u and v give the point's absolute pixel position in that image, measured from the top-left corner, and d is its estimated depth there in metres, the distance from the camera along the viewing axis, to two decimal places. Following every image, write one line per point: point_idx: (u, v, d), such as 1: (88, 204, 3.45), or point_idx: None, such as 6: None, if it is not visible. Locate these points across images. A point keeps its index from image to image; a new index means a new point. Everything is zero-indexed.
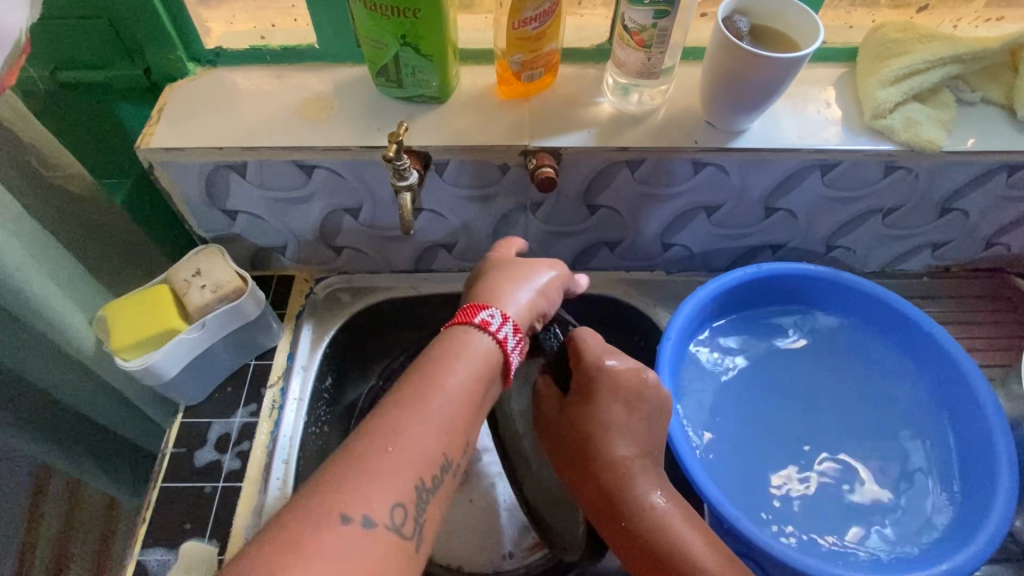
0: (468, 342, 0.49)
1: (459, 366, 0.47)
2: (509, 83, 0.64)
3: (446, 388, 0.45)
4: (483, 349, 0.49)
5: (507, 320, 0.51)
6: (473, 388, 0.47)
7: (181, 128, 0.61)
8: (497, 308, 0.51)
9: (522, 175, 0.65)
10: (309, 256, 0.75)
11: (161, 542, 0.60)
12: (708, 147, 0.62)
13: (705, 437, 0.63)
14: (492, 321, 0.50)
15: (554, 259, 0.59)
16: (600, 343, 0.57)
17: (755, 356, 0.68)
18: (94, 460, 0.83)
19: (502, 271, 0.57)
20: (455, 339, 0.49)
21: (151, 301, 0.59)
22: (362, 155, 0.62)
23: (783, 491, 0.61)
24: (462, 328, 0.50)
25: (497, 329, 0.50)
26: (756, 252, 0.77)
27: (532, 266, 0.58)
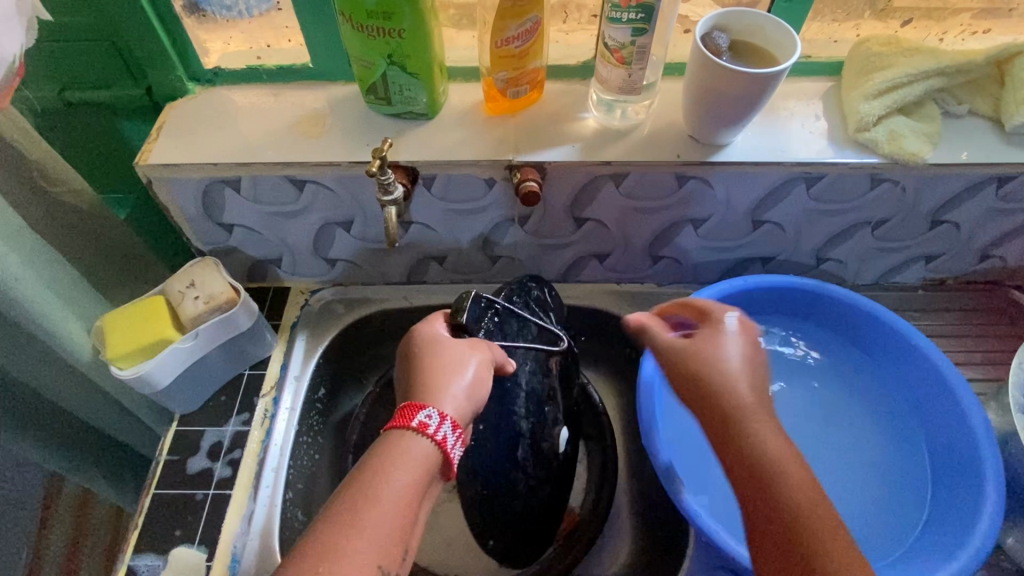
0: (404, 448, 0.48)
1: (395, 475, 0.45)
2: (496, 100, 0.65)
3: (382, 495, 0.44)
4: (423, 453, 0.48)
5: (445, 420, 0.50)
6: (412, 495, 0.45)
7: (179, 145, 0.64)
8: (432, 406, 0.50)
9: (508, 189, 0.66)
10: (303, 268, 0.77)
11: (152, 548, 0.62)
12: (690, 161, 0.63)
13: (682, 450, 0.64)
14: (429, 422, 0.49)
15: (477, 341, 0.58)
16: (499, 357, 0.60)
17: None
18: (92, 468, 0.85)
19: (430, 360, 0.55)
20: (391, 445, 0.48)
21: (148, 312, 0.61)
22: (351, 170, 0.63)
23: None
24: (397, 432, 0.48)
25: (437, 432, 0.49)
26: (746, 265, 0.77)
27: (459, 351, 0.56)
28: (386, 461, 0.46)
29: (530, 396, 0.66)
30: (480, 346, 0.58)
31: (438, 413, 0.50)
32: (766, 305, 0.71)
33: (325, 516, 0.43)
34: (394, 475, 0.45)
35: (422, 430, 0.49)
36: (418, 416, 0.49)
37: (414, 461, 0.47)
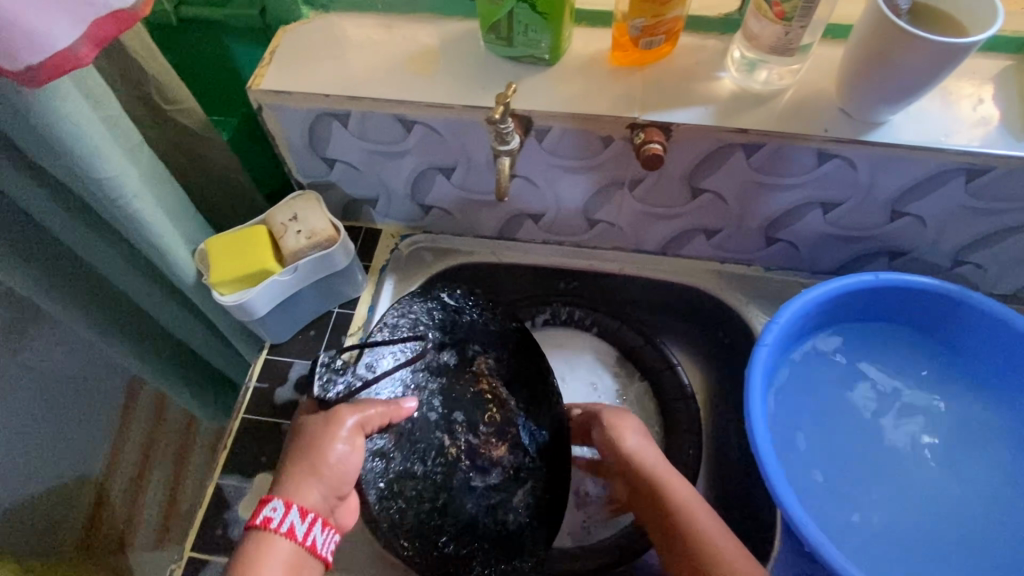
0: (264, 551, 0.49)
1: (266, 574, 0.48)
2: (624, 49, 0.60)
3: None
4: (286, 557, 0.49)
5: (293, 508, 0.51)
6: None
7: (291, 72, 0.62)
8: (279, 499, 0.51)
9: (626, 150, 0.61)
10: (397, 211, 0.75)
11: (239, 470, 0.64)
12: (838, 138, 0.57)
13: (793, 450, 0.59)
14: (275, 516, 0.50)
15: (334, 416, 0.56)
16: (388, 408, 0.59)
17: (857, 372, 0.64)
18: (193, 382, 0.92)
19: (299, 451, 0.55)
20: (251, 551, 0.49)
21: (251, 241, 0.61)
22: (465, 115, 0.60)
23: (860, 510, 0.57)
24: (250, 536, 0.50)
25: (306, 536, 0.50)
26: (869, 258, 0.71)
27: (319, 438, 0.54)
28: (253, 564, 0.48)
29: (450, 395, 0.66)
30: (342, 413, 0.57)
31: (283, 505, 0.51)
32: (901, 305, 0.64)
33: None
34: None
35: (276, 531, 0.50)
36: (264, 511, 0.51)
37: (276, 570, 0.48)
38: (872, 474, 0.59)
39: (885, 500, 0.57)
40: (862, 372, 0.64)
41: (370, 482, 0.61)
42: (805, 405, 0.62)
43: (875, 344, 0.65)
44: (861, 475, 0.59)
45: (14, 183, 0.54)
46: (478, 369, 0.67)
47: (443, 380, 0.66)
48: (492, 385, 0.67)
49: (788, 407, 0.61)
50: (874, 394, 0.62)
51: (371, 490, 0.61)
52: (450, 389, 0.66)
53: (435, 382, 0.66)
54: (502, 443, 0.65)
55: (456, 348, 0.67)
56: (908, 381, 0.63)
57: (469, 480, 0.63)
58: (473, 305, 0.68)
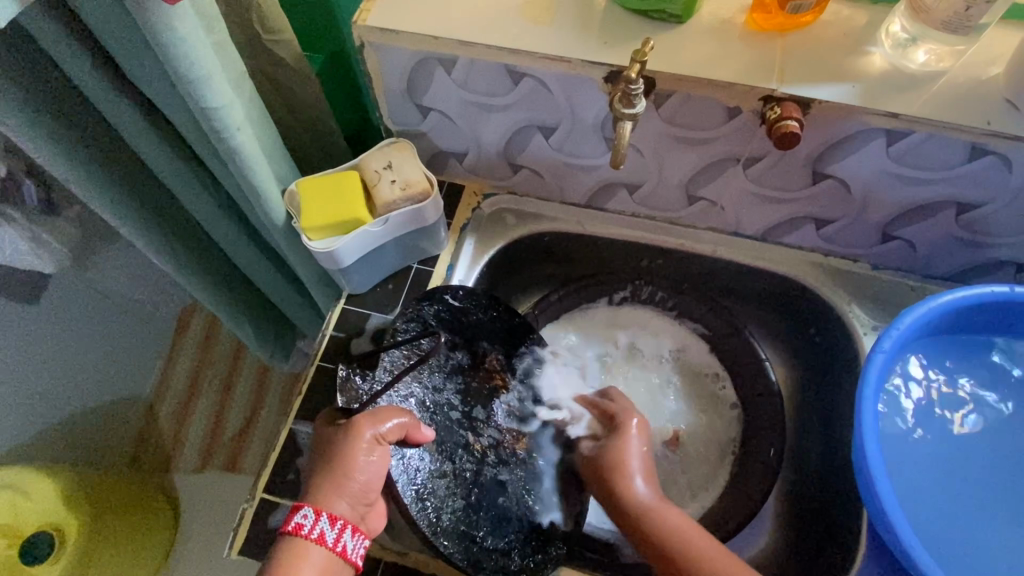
0: (294, 558, 0.48)
1: None
2: (767, 11, 0.54)
3: None
4: (319, 562, 0.48)
5: (321, 515, 0.49)
6: None
7: (399, 9, 0.57)
8: (308, 505, 0.50)
9: (752, 125, 0.56)
10: (485, 168, 0.71)
11: (312, 418, 0.63)
12: (1001, 133, 0.50)
13: (912, 466, 0.55)
14: (305, 523, 0.49)
15: (351, 427, 0.53)
16: (398, 421, 0.55)
17: (987, 391, 0.58)
18: (258, 327, 0.93)
19: (326, 460, 0.53)
20: (283, 556, 0.48)
21: (344, 187, 0.58)
22: (582, 71, 0.55)
23: (959, 520, 0.53)
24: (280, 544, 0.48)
25: (336, 542, 0.49)
26: (996, 268, 0.64)
27: (343, 447, 0.52)
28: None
29: (465, 391, 0.64)
30: (360, 425, 0.53)
31: (315, 511, 0.49)
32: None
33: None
34: None
35: (312, 539, 0.48)
36: (295, 519, 0.49)
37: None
38: (995, 504, 0.54)
39: (986, 516, 0.53)
40: (993, 392, 0.58)
41: (402, 486, 0.57)
42: (935, 421, 0.57)
43: (1013, 363, 0.59)
44: (986, 502, 0.54)
45: (119, 106, 0.52)
46: (491, 366, 0.65)
47: (459, 380, 0.64)
48: (506, 383, 0.65)
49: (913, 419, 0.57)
50: (993, 408, 0.57)
51: (406, 494, 0.57)
52: (467, 390, 0.64)
53: (454, 381, 0.64)
54: (520, 438, 0.64)
55: (467, 345, 0.65)
56: None
57: (496, 477, 0.61)
58: (481, 303, 0.66)
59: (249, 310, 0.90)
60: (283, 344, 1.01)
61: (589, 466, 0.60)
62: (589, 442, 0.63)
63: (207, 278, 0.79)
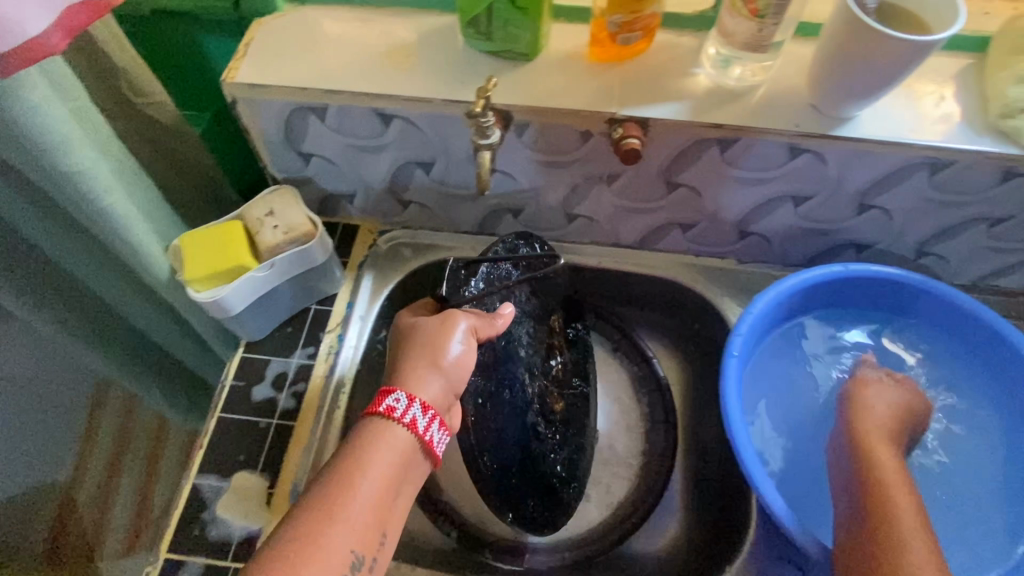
0: (381, 437, 0.49)
1: (380, 453, 0.48)
2: (602, 44, 0.61)
3: (377, 474, 0.47)
4: (399, 442, 0.49)
5: (413, 402, 0.51)
6: (396, 477, 0.48)
7: (266, 65, 0.61)
8: (401, 391, 0.51)
9: (604, 145, 0.62)
10: (376, 207, 0.75)
11: (215, 470, 0.63)
12: (809, 134, 0.58)
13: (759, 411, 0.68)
14: (397, 406, 0.50)
15: (449, 318, 0.57)
16: (485, 321, 0.59)
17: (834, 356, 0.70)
18: (145, 381, 0.86)
19: (411, 349, 0.56)
20: (369, 432, 0.49)
21: (226, 237, 0.60)
22: (444, 109, 0.60)
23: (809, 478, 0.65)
24: (370, 420, 0.50)
25: (426, 431, 0.51)
26: (840, 250, 0.73)
27: (440, 334, 0.56)
28: (371, 445, 0.48)
29: (533, 341, 0.69)
30: (454, 317, 0.57)
31: (408, 397, 0.51)
32: (914, 307, 0.68)
33: (303, 500, 0.45)
34: (376, 455, 0.47)
35: (405, 423, 0.50)
36: (387, 402, 0.51)
37: (393, 452, 0.48)
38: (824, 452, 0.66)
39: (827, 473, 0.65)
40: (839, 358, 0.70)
41: (470, 394, 0.64)
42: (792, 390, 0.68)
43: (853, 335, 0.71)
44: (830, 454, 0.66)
45: None
46: (554, 325, 0.72)
47: (532, 324, 0.69)
48: (564, 345, 0.73)
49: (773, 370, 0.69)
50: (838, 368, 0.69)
51: (470, 403, 0.63)
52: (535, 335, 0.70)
53: (528, 325, 0.69)
54: (559, 398, 0.70)
55: (543, 300, 0.71)
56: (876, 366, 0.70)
57: (536, 425, 0.67)
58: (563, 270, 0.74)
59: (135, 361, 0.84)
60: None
61: (865, 436, 0.60)
62: (874, 390, 0.64)
63: (57, 316, 0.74)
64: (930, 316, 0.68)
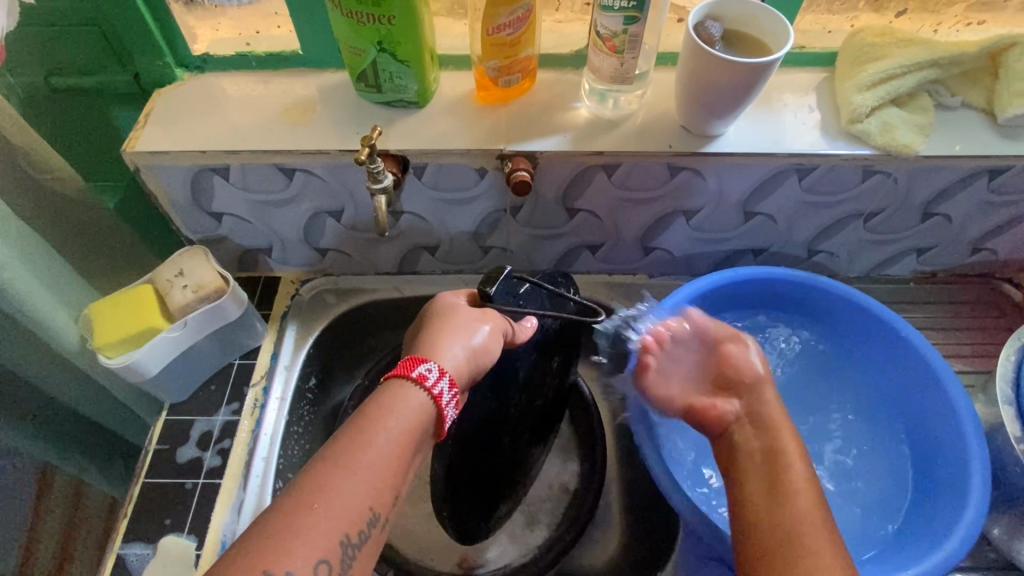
0: (402, 398, 0.48)
1: (394, 418, 0.46)
2: (488, 88, 0.65)
3: (391, 436, 0.45)
4: (418, 406, 0.48)
5: (444, 375, 0.50)
6: (411, 445, 0.46)
7: (166, 132, 0.63)
8: (434, 362, 0.50)
9: (500, 179, 0.66)
10: (295, 259, 0.76)
11: (141, 537, 0.62)
12: (682, 153, 0.63)
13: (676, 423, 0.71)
14: (429, 375, 0.49)
15: (488, 311, 0.59)
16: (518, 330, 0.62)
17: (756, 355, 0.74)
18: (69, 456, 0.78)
19: (442, 326, 0.56)
20: (392, 393, 0.48)
21: (136, 301, 0.61)
22: (342, 159, 0.63)
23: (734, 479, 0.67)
24: (397, 382, 0.49)
25: (447, 406, 0.50)
26: (739, 256, 0.77)
27: (473, 320, 0.57)
28: (388, 407, 0.47)
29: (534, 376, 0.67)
30: (491, 315, 0.59)
31: (438, 369, 0.50)
32: (829, 322, 0.73)
33: (323, 451, 0.44)
34: (393, 419, 0.46)
35: (424, 386, 0.49)
36: (419, 368, 0.50)
37: (409, 415, 0.47)
38: None
39: None
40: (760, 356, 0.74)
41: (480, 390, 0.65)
42: None
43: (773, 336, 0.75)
44: None
45: None
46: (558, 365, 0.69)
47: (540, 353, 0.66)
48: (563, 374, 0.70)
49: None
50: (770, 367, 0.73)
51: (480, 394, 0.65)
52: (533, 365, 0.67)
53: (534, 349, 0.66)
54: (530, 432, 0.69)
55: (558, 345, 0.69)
56: (794, 364, 0.73)
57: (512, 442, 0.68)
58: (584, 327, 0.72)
59: (58, 437, 0.76)
60: (115, 472, 0.85)
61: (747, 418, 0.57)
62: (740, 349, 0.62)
63: None
64: (842, 326, 0.72)
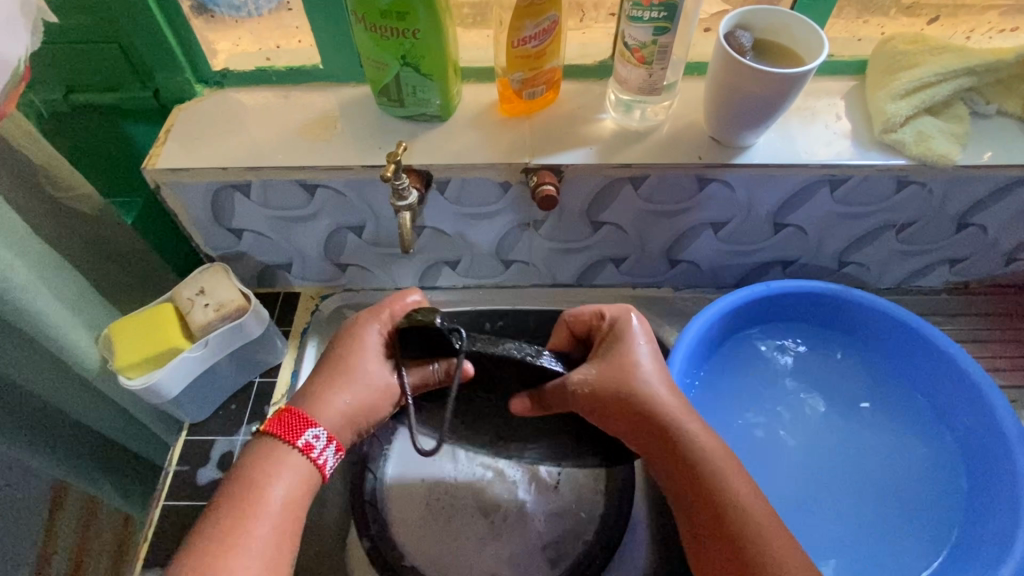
0: (279, 465, 0.48)
1: (277, 485, 0.47)
2: (511, 101, 0.64)
3: (277, 504, 0.46)
4: (301, 471, 0.48)
5: (329, 442, 0.50)
6: (301, 505, 0.47)
7: (186, 149, 0.62)
8: (321, 427, 0.50)
9: (524, 193, 0.65)
10: (314, 274, 0.75)
11: (161, 562, 0.61)
12: (712, 164, 0.61)
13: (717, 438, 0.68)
14: (315, 444, 0.49)
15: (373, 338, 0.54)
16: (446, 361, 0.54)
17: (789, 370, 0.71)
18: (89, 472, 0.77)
19: (331, 362, 0.54)
20: (264, 459, 0.48)
21: (157, 320, 0.60)
22: (364, 174, 0.62)
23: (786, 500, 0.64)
24: (270, 449, 0.48)
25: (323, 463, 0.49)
26: (766, 268, 0.76)
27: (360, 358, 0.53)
28: (266, 476, 0.47)
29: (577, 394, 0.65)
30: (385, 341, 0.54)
31: (323, 435, 0.49)
32: (863, 333, 0.71)
33: (208, 529, 0.44)
34: (274, 489, 0.46)
35: (304, 452, 0.49)
36: (303, 436, 0.49)
37: (291, 482, 0.47)
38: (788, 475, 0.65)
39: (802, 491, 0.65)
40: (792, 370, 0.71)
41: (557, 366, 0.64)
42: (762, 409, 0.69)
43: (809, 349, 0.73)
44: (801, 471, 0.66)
45: None
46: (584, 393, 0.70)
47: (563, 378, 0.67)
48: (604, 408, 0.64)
49: (728, 393, 0.70)
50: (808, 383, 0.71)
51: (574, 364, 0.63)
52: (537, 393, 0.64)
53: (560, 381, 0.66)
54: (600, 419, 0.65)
55: None
56: (835, 378, 0.71)
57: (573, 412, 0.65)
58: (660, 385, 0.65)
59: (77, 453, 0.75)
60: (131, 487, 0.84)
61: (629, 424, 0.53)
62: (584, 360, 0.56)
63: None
64: (878, 340, 0.70)
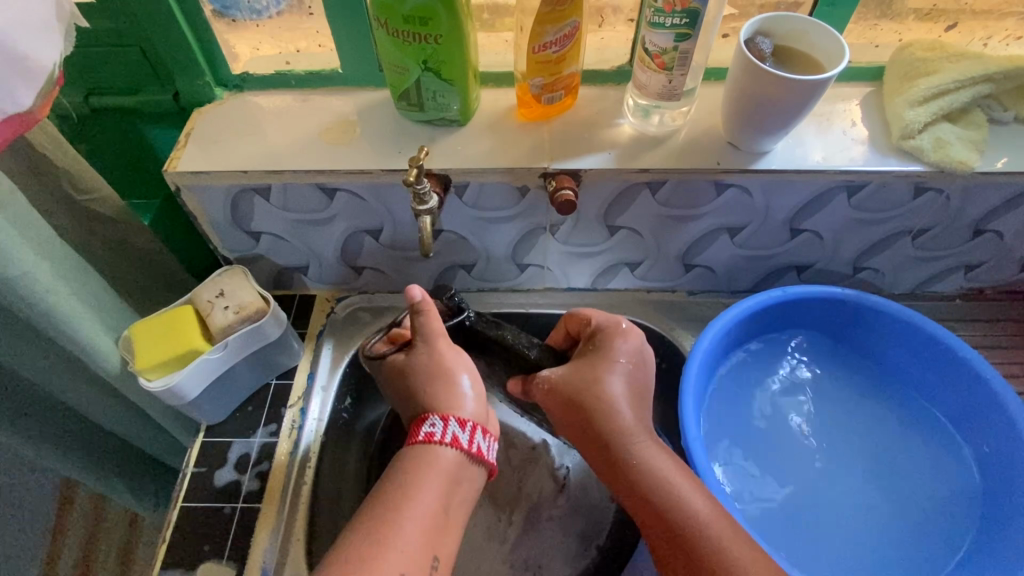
0: (428, 460, 0.51)
1: (428, 479, 0.50)
2: (530, 105, 0.64)
3: (426, 499, 0.49)
4: (448, 461, 0.52)
5: (450, 420, 0.53)
6: (448, 493, 0.50)
7: (207, 152, 0.63)
8: (435, 414, 0.54)
9: (542, 197, 0.65)
10: (330, 277, 0.76)
11: (179, 564, 0.61)
12: (731, 169, 0.61)
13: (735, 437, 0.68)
14: (435, 430, 0.53)
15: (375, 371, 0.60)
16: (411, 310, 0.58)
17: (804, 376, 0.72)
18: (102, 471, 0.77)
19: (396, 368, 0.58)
20: (414, 460, 0.51)
21: (176, 322, 0.60)
22: (383, 178, 0.62)
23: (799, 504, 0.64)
24: (417, 450, 0.52)
25: (469, 443, 0.53)
26: (781, 273, 0.76)
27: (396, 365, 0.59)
28: (415, 471, 0.50)
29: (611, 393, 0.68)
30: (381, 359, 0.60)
31: (443, 418, 0.54)
32: (879, 339, 0.71)
33: (361, 525, 0.47)
34: (423, 482, 0.50)
35: (440, 441, 0.52)
36: (427, 428, 0.53)
37: (439, 471, 0.51)
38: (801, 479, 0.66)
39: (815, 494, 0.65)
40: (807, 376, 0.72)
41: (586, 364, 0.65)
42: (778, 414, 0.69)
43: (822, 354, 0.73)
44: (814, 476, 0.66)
45: None
46: None
47: None
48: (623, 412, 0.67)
49: (738, 395, 0.70)
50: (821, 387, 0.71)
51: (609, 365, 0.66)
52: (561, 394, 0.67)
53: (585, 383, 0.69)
54: None
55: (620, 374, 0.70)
56: (849, 384, 0.71)
57: None
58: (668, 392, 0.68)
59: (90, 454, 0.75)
60: (141, 485, 0.83)
61: (584, 434, 0.56)
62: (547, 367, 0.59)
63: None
64: (894, 346, 0.70)
